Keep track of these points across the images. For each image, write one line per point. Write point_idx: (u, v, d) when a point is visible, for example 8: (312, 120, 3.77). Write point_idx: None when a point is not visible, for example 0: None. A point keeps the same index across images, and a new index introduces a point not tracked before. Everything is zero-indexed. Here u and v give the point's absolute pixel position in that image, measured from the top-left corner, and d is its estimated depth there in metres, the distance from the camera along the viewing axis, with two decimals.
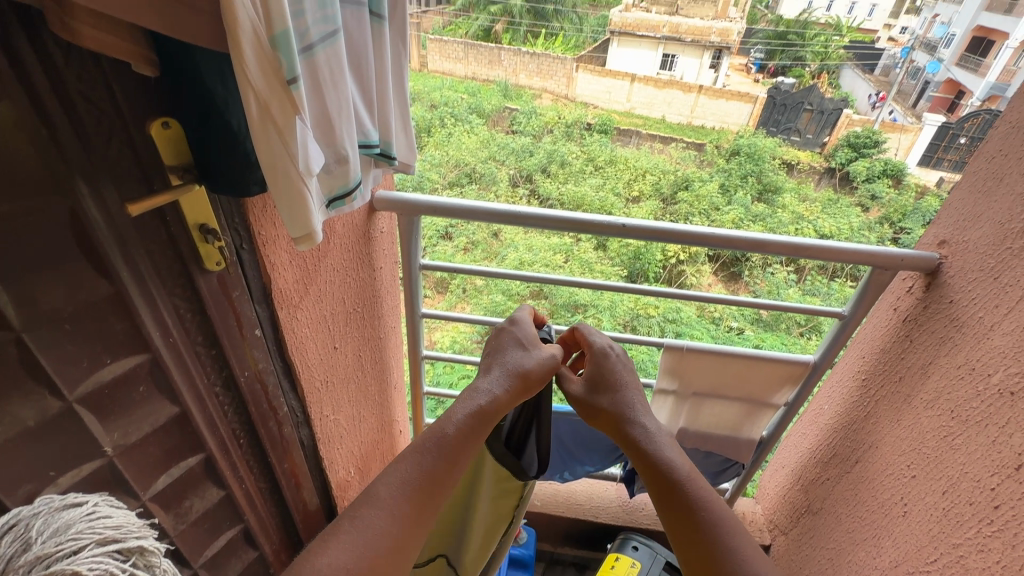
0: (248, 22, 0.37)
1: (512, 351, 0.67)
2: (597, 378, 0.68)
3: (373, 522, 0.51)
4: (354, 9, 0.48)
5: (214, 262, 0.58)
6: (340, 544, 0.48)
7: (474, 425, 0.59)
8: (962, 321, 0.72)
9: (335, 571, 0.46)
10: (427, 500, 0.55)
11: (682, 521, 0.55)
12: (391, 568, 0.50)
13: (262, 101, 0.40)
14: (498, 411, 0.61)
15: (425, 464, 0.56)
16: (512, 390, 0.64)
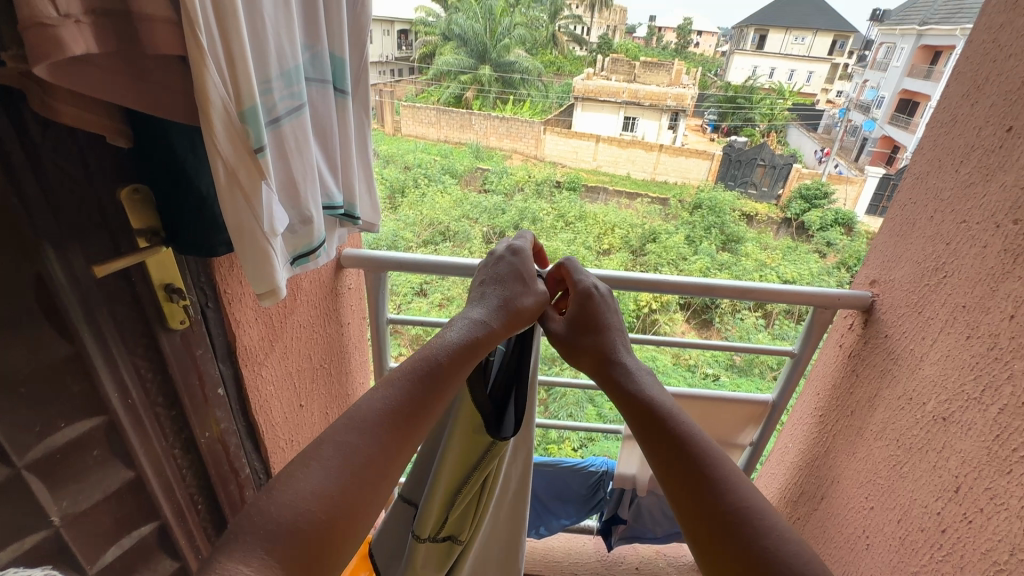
0: (219, 100, 0.41)
1: (502, 285, 0.65)
2: (588, 311, 0.66)
3: (355, 447, 0.45)
4: (319, 87, 0.53)
5: (177, 320, 0.59)
6: (319, 469, 0.44)
7: (466, 349, 0.55)
8: (897, 354, 0.77)
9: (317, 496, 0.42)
10: (413, 426, 0.50)
11: (665, 454, 0.51)
12: (372, 496, 0.45)
13: (230, 168, 0.44)
14: (489, 338, 0.58)
15: (409, 388, 0.51)
16: (504, 320, 0.60)
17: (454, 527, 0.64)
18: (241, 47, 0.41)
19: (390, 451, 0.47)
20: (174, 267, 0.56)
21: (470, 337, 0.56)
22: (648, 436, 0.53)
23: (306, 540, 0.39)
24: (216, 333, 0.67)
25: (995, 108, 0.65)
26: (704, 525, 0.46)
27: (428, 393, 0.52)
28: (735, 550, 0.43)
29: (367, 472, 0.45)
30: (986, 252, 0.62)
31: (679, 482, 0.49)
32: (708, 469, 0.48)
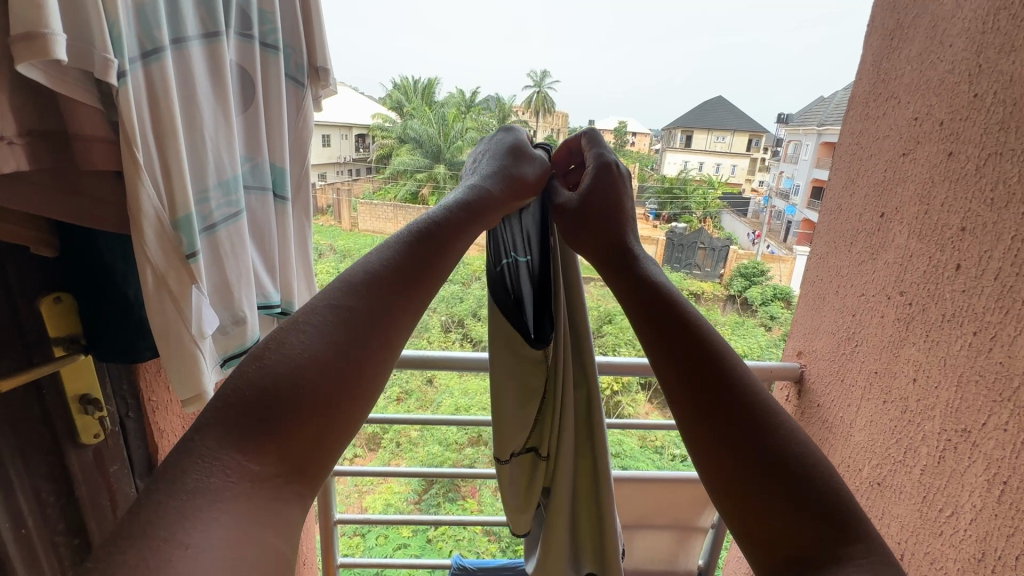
0: (152, 209, 0.42)
1: (501, 157, 0.56)
2: (602, 190, 0.54)
3: (328, 323, 0.38)
4: (259, 195, 0.55)
5: (91, 435, 0.56)
6: (294, 345, 0.36)
7: (460, 218, 0.48)
8: (830, 423, 0.80)
9: (292, 369, 0.35)
10: (398, 291, 0.42)
11: (677, 353, 0.43)
12: (348, 369, 0.37)
13: (159, 272, 0.44)
14: (488, 207, 0.50)
15: (399, 259, 0.43)
16: (504, 188, 0.53)
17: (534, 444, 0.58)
18: (178, 161, 0.44)
19: (376, 320, 0.40)
20: (92, 375, 0.54)
21: (461, 205, 0.48)
22: (656, 335, 0.45)
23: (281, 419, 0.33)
24: (134, 443, 0.63)
25: (868, 198, 0.75)
26: (714, 437, 0.40)
27: (417, 265, 0.44)
28: (753, 468, 0.38)
29: (353, 348, 0.38)
30: (884, 320, 0.68)
31: (690, 388, 0.42)
32: (725, 375, 0.42)
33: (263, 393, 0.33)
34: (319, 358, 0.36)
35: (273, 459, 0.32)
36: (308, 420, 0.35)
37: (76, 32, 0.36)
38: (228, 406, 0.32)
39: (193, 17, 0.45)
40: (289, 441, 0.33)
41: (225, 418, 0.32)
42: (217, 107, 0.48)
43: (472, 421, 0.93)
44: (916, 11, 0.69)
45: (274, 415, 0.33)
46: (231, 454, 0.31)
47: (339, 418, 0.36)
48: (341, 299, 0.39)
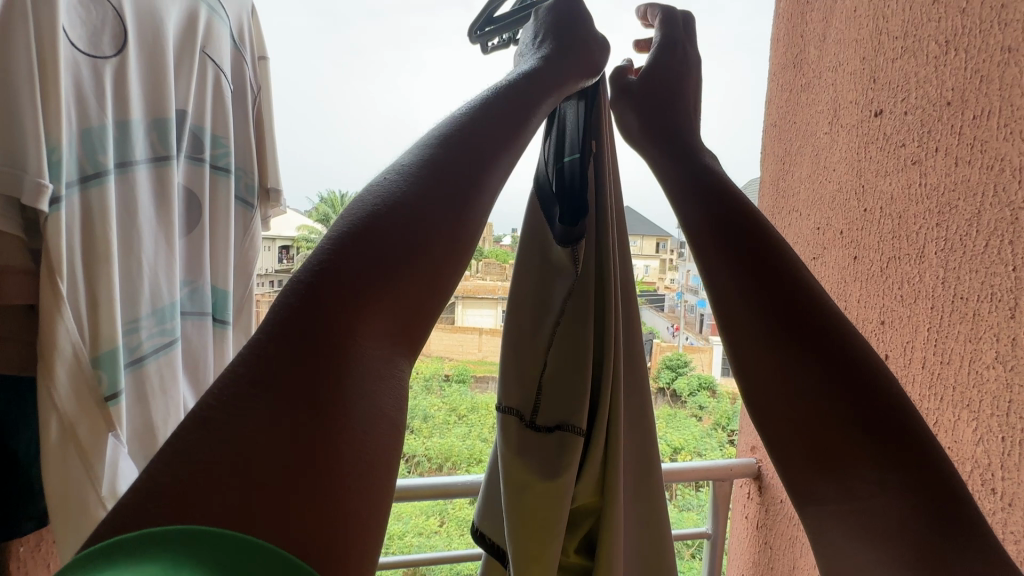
0: (69, 345, 0.36)
1: (563, 16, 0.46)
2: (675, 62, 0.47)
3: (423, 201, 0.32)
4: (195, 320, 0.51)
5: None
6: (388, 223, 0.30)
7: (524, 88, 0.39)
8: (798, 520, 0.80)
9: (384, 253, 0.29)
10: (477, 159, 0.34)
11: (760, 286, 0.36)
12: (437, 266, 0.32)
13: (65, 420, 0.37)
14: (557, 74, 0.41)
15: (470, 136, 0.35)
16: (577, 51, 0.43)
17: (565, 400, 0.39)
18: (109, 290, 0.39)
19: (466, 197, 0.33)
20: None
21: (519, 78, 0.40)
22: (727, 265, 0.37)
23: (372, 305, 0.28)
24: None
25: None
26: (801, 380, 0.34)
27: (487, 152, 0.35)
28: (842, 424, 0.32)
29: (436, 236, 0.31)
30: None
31: (776, 324, 0.35)
32: (825, 318, 0.34)
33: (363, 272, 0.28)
34: (403, 233, 0.30)
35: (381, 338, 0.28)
36: (400, 306, 0.30)
37: (8, 160, 0.34)
38: (318, 283, 0.27)
39: (142, 142, 0.43)
40: (387, 322, 0.29)
41: (305, 300, 0.26)
42: (160, 231, 0.44)
43: (430, 558, 0.83)
44: (799, 144, 0.83)
45: (351, 298, 0.27)
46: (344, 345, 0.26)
47: (432, 293, 0.32)
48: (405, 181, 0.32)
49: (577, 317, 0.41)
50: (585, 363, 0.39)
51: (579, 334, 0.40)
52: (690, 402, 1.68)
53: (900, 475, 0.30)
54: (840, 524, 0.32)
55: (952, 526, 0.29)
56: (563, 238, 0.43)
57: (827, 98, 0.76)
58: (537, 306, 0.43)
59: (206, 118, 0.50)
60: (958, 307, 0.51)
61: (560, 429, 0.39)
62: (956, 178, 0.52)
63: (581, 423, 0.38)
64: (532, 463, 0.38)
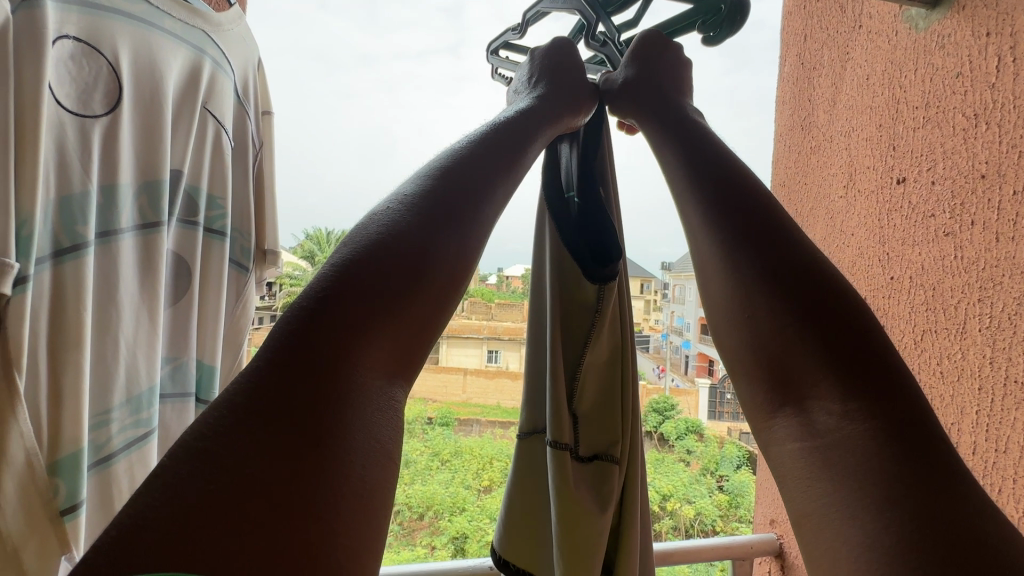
0: (23, 453, 0.30)
1: (558, 48, 0.39)
2: (661, 72, 0.39)
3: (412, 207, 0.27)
4: (177, 402, 0.45)
5: None
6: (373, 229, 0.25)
7: (523, 118, 0.33)
8: None
9: (363, 257, 0.24)
10: (495, 154, 0.30)
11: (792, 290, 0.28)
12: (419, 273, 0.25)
13: (8, 545, 0.30)
14: (549, 114, 0.35)
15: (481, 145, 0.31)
16: (570, 95, 0.38)
17: (605, 430, 0.38)
18: (77, 382, 0.33)
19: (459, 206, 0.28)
20: None
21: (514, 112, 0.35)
22: (718, 226, 0.31)
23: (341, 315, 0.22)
24: None
25: None
26: (800, 353, 0.27)
27: (489, 164, 0.30)
28: (837, 393, 0.25)
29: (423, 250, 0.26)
30: None
31: (776, 285, 0.29)
32: (835, 291, 0.28)
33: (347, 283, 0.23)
34: (406, 239, 0.25)
35: (386, 356, 0.23)
36: (404, 336, 0.24)
37: None
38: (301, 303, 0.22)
39: (130, 208, 0.38)
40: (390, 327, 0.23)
41: (298, 315, 0.22)
42: (143, 305, 0.39)
43: None
44: (811, 205, 0.83)
45: (352, 317, 0.22)
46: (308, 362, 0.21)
47: (444, 309, 0.26)
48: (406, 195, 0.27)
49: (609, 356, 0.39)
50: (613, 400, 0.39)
51: (607, 375, 0.39)
52: (678, 445, 1.55)
53: (888, 442, 0.23)
54: (801, 500, 0.24)
55: (964, 510, 0.21)
56: (598, 276, 0.37)
57: (840, 161, 0.75)
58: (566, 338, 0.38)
59: (203, 178, 0.46)
60: (1012, 391, 0.48)
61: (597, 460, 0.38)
62: (998, 255, 0.49)
63: (621, 454, 0.38)
64: (583, 494, 0.35)
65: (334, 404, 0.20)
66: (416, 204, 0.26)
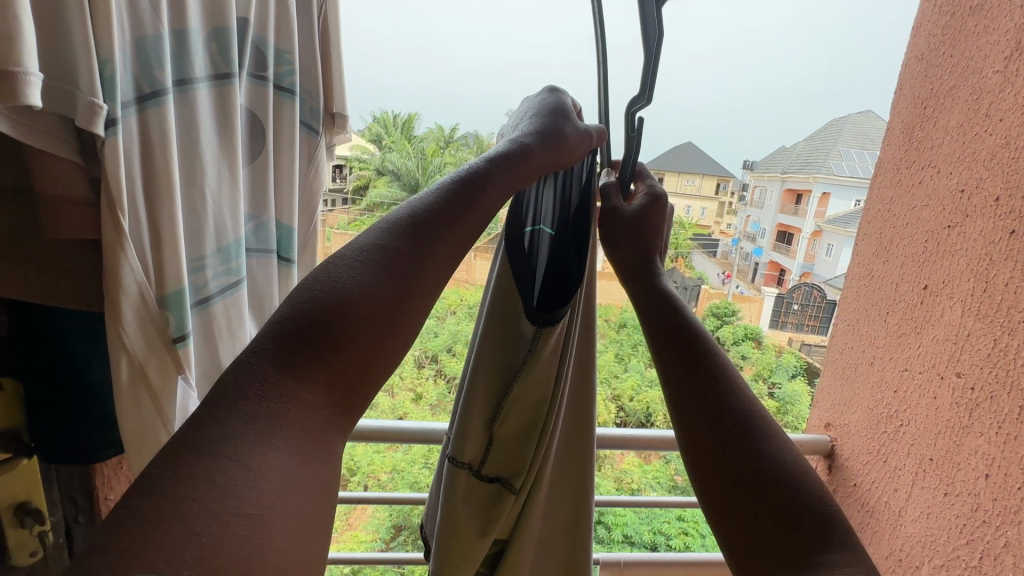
0: (135, 285, 0.34)
1: (561, 103, 0.42)
2: (654, 217, 0.46)
3: (364, 263, 0.28)
4: (260, 258, 0.48)
5: (26, 554, 0.43)
6: (328, 286, 0.27)
7: (506, 169, 0.35)
8: (871, 506, 0.75)
9: (316, 309, 0.26)
10: (458, 223, 0.32)
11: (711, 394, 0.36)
12: (374, 328, 0.27)
13: (135, 362, 0.35)
14: (538, 164, 0.37)
15: (446, 206, 0.32)
16: (555, 133, 0.38)
17: (512, 459, 0.40)
18: (171, 224, 0.36)
19: (416, 261, 0.30)
20: (38, 480, 0.43)
21: (500, 151, 0.36)
22: (659, 334, 0.40)
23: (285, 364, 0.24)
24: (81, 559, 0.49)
25: (908, 266, 0.73)
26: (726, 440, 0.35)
27: (450, 230, 0.32)
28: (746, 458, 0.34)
29: (377, 302, 0.27)
30: (937, 403, 0.65)
31: (699, 386, 0.37)
32: (727, 375, 0.38)
33: (320, 323, 0.26)
34: (367, 296, 0.27)
35: (323, 389, 0.25)
36: (344, 378, 0.26)
37: (56, 70, 0.29)
38: (269, 346, 0.24)
39: (202, 56, 0.38)
40: (326, 358, 0.25)
41: (262, 353, 0.24)
42: (223, 159, 0.40)
43: None
44: (952, 84, 0.69)
45: (296, 362, 0.24)
46: (264, 400, 0.22)
47: (389, 351, 0.28)
48: (381, 240, 0.30)
49: (539, 387, 0.38)
50: (531, 434, 0.39)
51: (531, 410, 0.39)
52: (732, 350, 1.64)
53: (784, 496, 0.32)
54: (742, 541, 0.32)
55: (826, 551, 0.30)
56: (537, 318, 0.37)
57: (1006, 26, 0.60)
58: (497, 364, 0.39)
59: (269, 29, 0.44)
60: None
61: (496, 482, 0.40)
62: None
63: (521, 488, 0.40)
64: (470, 509, 0.40)
65: (276, 426, 0.22)
66: (375, 253, 0.29)
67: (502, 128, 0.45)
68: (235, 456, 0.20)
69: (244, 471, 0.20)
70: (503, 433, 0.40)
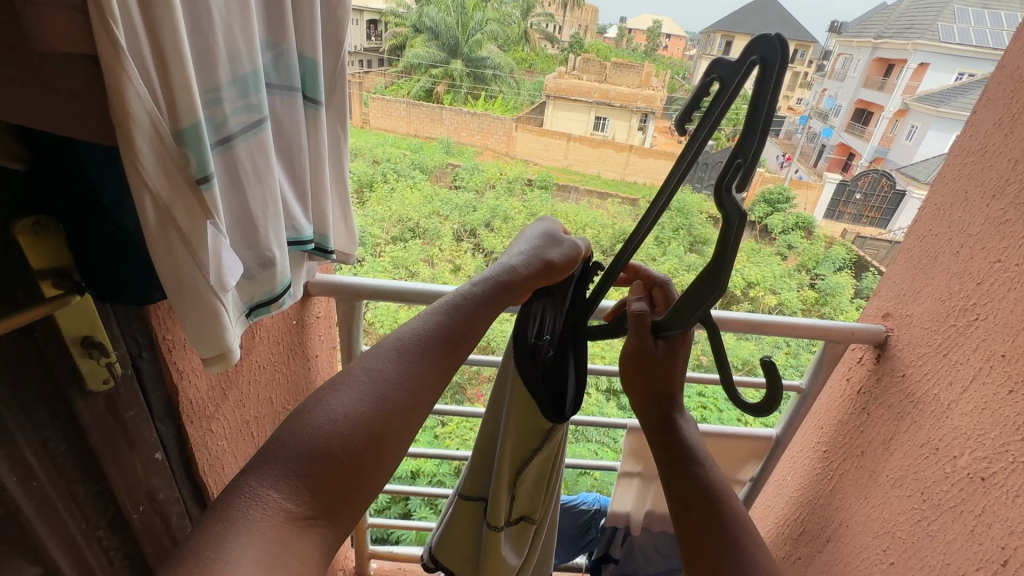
0: (145, 115, 0.30)
1: (553, 234, 0.62)
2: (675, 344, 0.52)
3: (354, 399, 0.42)
4: (284, 95, 0.42)
5: (99, 380, 0.47)
6: (320, 417, 0.40)
7: (499, 297, 0.54)
8: (917, 397, 0.72)
9: (320, 436, 0.39)
10: (452, 361, 0.49)
11: (706, 528, 0.49)
12: (352, 452, 0.39)
13: (160, 202, 0.33)
14: (524, 289, 0.55)
15: (426, 354, 0.47)
16: (544, 261, 0.57)
17: (529, 503, 0.69)
18: (175, 43, 0.31)
19: (400, 400, 0.43)
20: (95, 316, 0.44)
21: (497, 280, 0.54)
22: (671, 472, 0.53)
23: (295, 473, 0.37)
24: (154, 389, 0.53)
25: None
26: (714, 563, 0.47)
27: (427, 359, 0.47)
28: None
29: (360, 430, 0.40)
30: None
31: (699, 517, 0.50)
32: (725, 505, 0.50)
33: (307, 440, 0.38)
34: (351, 424, 0.40)
35: (308, 499, 0.36)
36: (330, 485, 0.38)
37: None
38: (269, 454, 0.38)
39: None
40: (306, 476, 0.37)
41: (262, 464, 0.37)
42: None
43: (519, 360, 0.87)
44: None
45: (291, 468, 0.37)
46: (267, 490, 0.35)
47: (365, 469, 0.40)
48: (371, 366, 0.45)
49: (543, 460, 0.64)
50: (540, 483, 0.68)
51: (538, 475, 0.66)
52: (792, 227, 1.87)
53: None
54: None
55: None
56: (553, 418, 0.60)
57: None
58: (517, 451, 0.63)
59: None
60: None
61: (521, 518, 0.69)
62: None
63: (537, 515, 0.70)
64: (505, 538, 0.69)
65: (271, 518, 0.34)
66: (356, 402, 0.41)
67: (512, 241, 0.63)
68: (218, 554, 0.30)
69: (222, 564, 0.30)
70: (521, 488, 0.66)
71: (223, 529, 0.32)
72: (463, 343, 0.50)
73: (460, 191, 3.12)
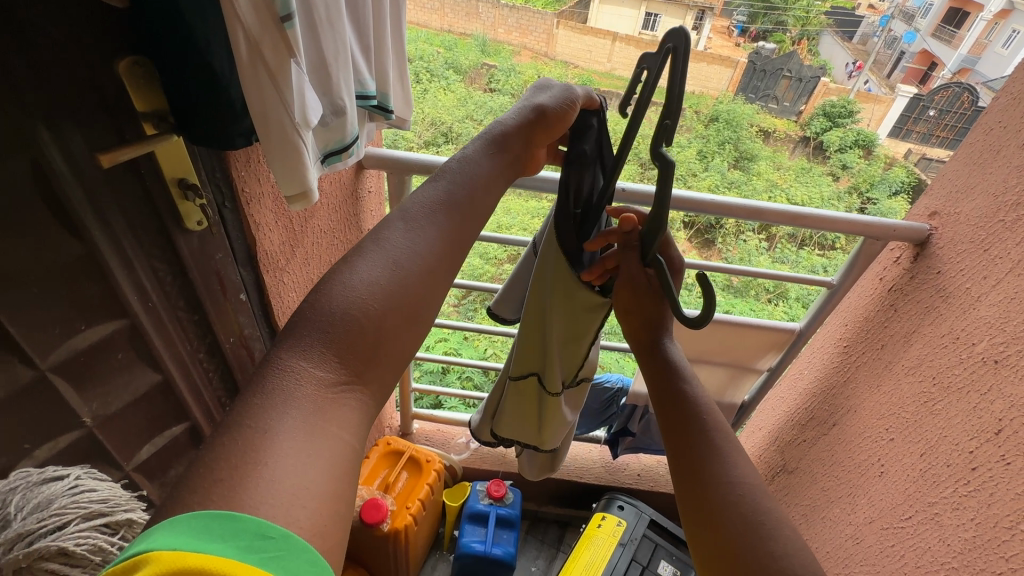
0: None
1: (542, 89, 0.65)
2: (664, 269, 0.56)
3: (373, 272, 0.45)
4: None
5: (194, 221, 0.53)
6: (347, 290, 0.43)
7: (494, 151, 0.58)
8: (948, 292, 0.74)
9: (345, 305, 0.42)
10: (466, 227, 0.53)
11: (684, 439, 0.51)
12: (374, 324, 0.43)
13: (251, 38, 0.36)
14: (520, 142, 0.60)
15: (438, 236, 0.50)
16: (535, 109, 0.61)
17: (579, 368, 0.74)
18: None
19: (417, 278, 0.46)
20: (187, 160, 0.49)
21: (489, 137, 0.59)
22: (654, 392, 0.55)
23: (320, 343, 0.40)
24: (235, 236, 0.60)
25: None
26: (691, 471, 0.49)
27: (438, 240, 0.50)
28: (728, 512, 0.46)
29: (379, 302, 0.43)
30: None
31: (676, 428, 0.52)
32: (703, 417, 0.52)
33: (329, 312, 0.42)
34: (366, 299, 0.43)
35: (334, 363, 0.40)
36: (350, 353, 0.41)
37: None
38: (294, 331, 0.41)
39: None
40: (332, 343, 0.40)
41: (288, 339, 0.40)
42: None
43: None
44: None
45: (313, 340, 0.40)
46: (297, 360, 0.38)
47: (383, 338, 0.43)
48: (389, 247, 0.47)
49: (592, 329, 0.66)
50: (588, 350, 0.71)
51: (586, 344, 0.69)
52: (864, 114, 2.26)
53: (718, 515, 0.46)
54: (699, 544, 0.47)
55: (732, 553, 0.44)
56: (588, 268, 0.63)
57: None
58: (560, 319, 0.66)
59: None
60: None
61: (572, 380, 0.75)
62: None
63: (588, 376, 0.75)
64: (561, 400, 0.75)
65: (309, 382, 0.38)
66: (372, 272, 0.45)
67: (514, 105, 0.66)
68: (278, 408, 0.35)
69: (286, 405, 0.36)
70: (570, 355, 0.71)
71: (263, 401, 0.36)
72: (471, 206, 0.54)
73: (495, 93, 3.02)
